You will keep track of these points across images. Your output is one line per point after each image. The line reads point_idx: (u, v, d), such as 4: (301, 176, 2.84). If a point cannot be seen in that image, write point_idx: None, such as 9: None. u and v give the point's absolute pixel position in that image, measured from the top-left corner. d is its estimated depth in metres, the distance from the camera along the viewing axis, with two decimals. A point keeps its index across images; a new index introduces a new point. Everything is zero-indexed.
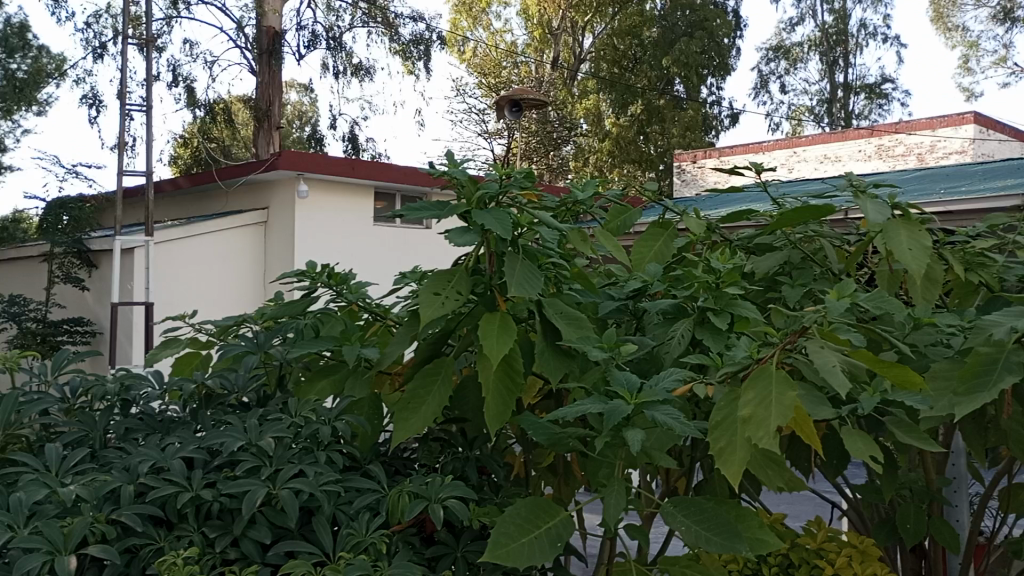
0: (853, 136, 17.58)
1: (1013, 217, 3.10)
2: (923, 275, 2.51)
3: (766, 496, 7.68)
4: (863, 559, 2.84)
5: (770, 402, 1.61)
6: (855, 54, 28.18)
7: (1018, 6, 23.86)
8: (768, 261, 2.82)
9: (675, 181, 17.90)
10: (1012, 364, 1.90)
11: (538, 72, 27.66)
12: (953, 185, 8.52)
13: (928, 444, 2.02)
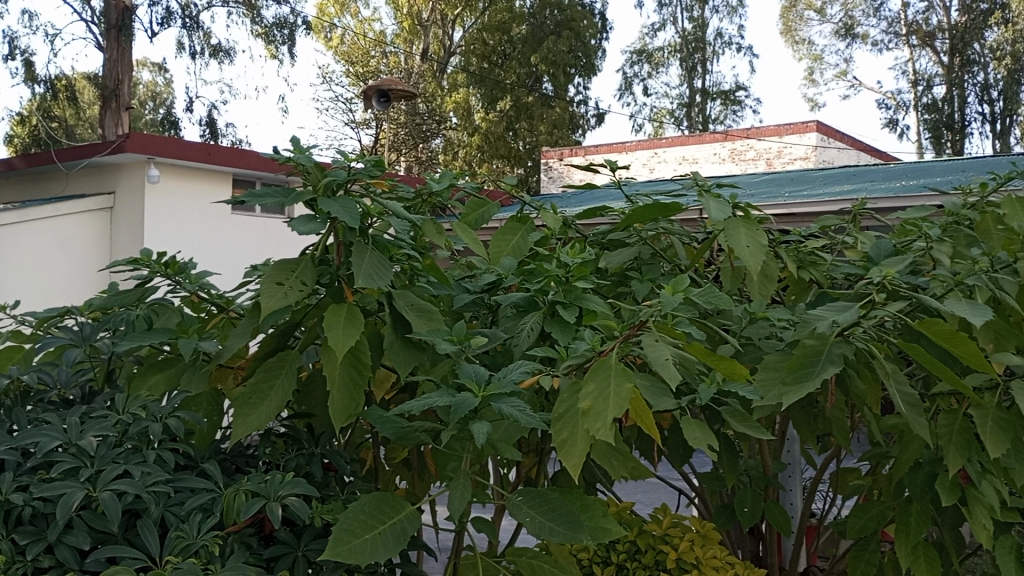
0: (709, 139, 18.37)
1: (843, 219, 3.33)
2: (760, 272, 2.65)
3: (620, 486, 7.90)
4: (705, 543, 2.97)
5: (607, 394, 1.65)
6: (712, 61, 29.47)
7: (857, 23, 25.66)
8: (620, 256, 2.90)
9: (542, 177, 18.16)
10: (833, 357, 2.04)
11: (407, 64, 27.47)
12: (797, 189, 9.00)
13: (759, 432, 2.12)
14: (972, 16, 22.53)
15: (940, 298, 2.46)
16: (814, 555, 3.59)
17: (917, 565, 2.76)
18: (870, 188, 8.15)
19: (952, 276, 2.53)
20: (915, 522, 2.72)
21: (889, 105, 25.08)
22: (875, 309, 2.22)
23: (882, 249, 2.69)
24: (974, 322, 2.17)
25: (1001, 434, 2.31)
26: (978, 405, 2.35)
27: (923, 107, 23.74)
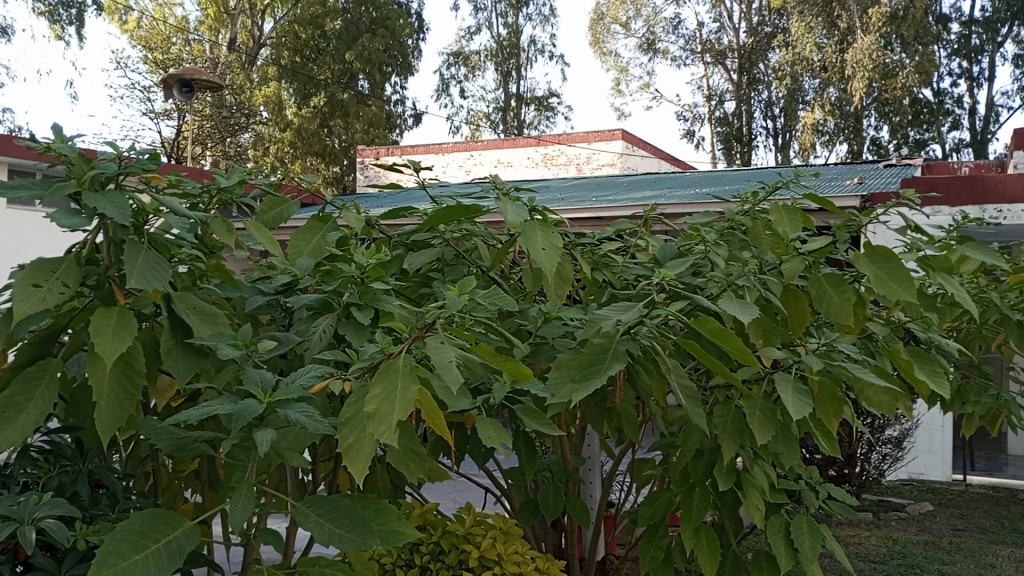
0: (523, 143, 18.93)
1: (636, 223, 3.52)
2: (556, 273, 2.74)
3: (426, 488, 7.91)
4: (506, 540, 3.01)
5: (394, 397, 1.63)
6: (526, 68, 30.20)
7: (658, 39, 27.27)
8: (421, 256, 2.90)
9: (359, 176, 17.91)
10: (618, 354, 2.15)
11: (213, 53, 26.29)
12: (603, 195, 9.44)
13: (551, 427, 2.18)
14: (758, 38, 24.63)
15: (716, 297, 2.66)
16: (611, 543, 3.77)
17: (699, 548, 2.95)
18: (667, 195, 8.65)
19: (726, 277, 2.75)
20: (697, 506, 2.92)
21: (687, 117, 26.79)
22: (657, 310, 2.36)
23: (669, 252, 2.89)
24: (742, 319, 2.36)
25: (768, 422, 2.53)
26: (747, 396, 2.56)
27: (716, 120, 25.58)
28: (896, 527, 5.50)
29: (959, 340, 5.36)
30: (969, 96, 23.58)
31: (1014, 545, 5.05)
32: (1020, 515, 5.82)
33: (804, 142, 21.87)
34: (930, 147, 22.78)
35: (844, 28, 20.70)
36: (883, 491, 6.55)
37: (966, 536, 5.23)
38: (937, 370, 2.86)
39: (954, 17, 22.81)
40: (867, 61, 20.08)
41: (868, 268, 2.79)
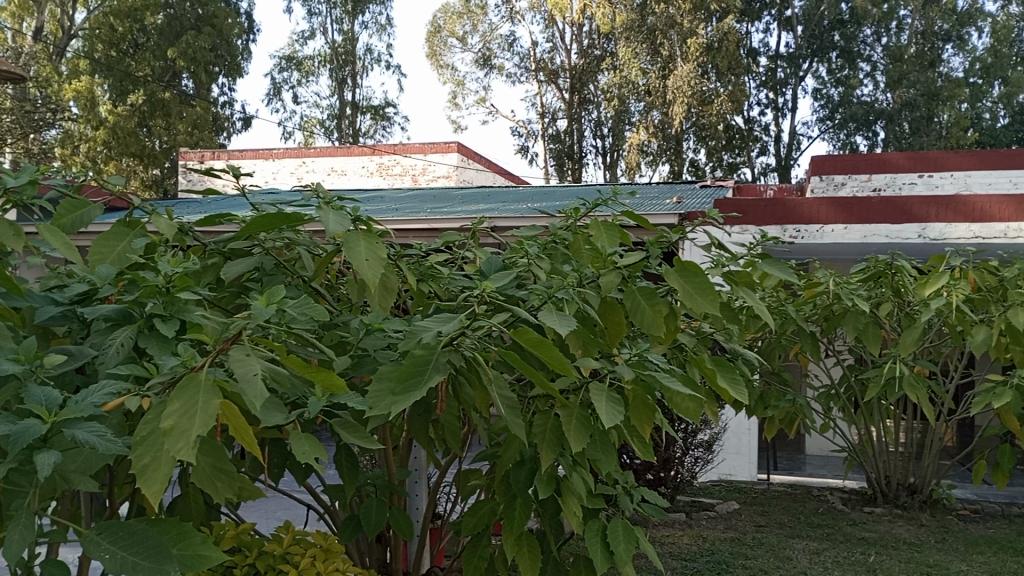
0: (357, 152, 18.63)
1: (464, 235, 3.56)
2: (380, 283, 2.70)
3: (245, 507, 7.58)
4: (326, 557, 2.93)
5: (193, 411, 1.55)
6: (362, 76, 29.74)
7: (493, 55, 27.64)
8: (239, 264, 2.78)
9: (181, 180, 17.03)
10: (439, 365, 2.15)
11: (16, 42, 24.16)
12: (436, 206, 9.48)
13: (369, 441, 2.14)
14: (588, 59, 25.55)
15: (536, 309, 2.74)
16: (436, 554, 3.76)
17: (520, 555, 3.00)
18: (499, 208, 8.81)
19: (546, 290, 2.84)
20: (519, 514, 2.96)
21: (521, 133, 27.38)
22: (480, 322, 2.39)
23: (493, 265, 2.96)
24: (561, 331, 2.44)
25: (582, 429, 2.62)
26: (565, 405, 2.64)
27: (549, 137, 26.38)
28: (706, 526, 5.84)
29: (763, 350, 5.80)
30: (775, 125, 25.55)
31: (807, 538, 5.51)
32: (813, 510, 6.35)
33: (630, 161, 22.94)
34: (741, 170, 24.67)
35: (666, 56, 21.85)
36: (695, 492, 6.95)
37: (766, 532, 5.65)
38: (737, 379, 3.06)
39: (763, 52, 24.70)
40: (686, 88, 21.28)
41: (677, 282, 2.95)
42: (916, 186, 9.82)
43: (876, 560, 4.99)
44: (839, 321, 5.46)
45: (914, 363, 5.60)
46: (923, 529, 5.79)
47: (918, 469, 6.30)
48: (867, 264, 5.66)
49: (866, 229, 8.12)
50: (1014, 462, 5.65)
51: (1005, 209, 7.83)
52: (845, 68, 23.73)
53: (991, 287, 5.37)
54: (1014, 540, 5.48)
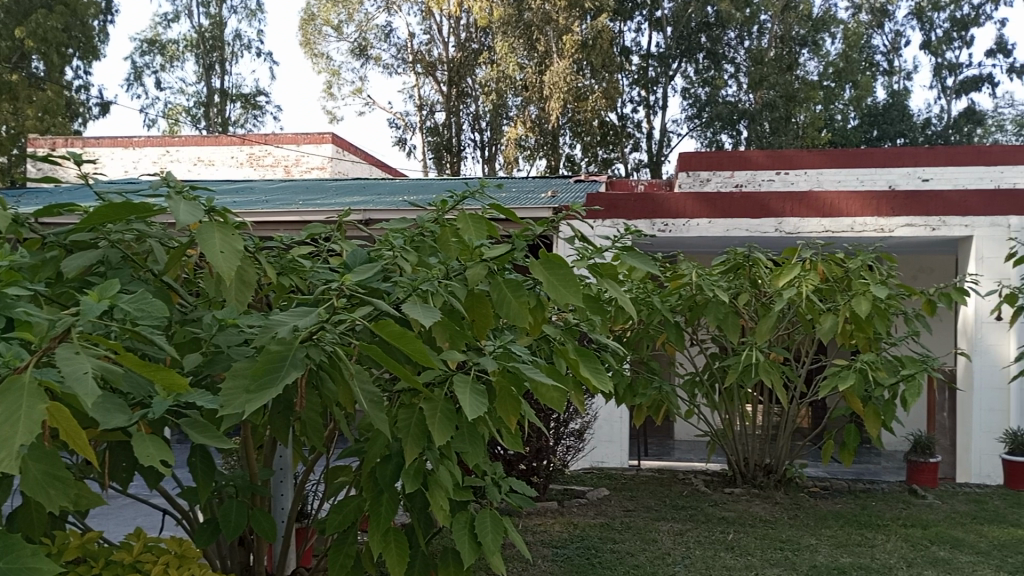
0: (226, 142, 17.97)
1: (330, 227, 3.48)
2: (237, 277, 2.60)
3: (97, 515, 7.20)
4: (181, 563, 2.81)
5: (17, 417, 1.44)
6: (231, 62, 28.62)
7: (370, 45, 27.16)
8: (81, 259, 2.61)
9: (31, 168, 15.94)
10: (296, 360, 2.10)
11: None
12: (310, 197, 9.26)
13: (223, 441, 2.07)
14: (465, 53, 25.54)
15: (402, 302, 2.71)
16: (303, 553, 3.69)
17: (388, 551, 2.97)
18: (373, 201, 8.70)
19: (411, 283, 2.82)
20: (384, 510, 2.93)
21: (399, 125, 27.07)
22: (340, 316, 2.34)
23: (357, 257, 2.91)
24: (425, 323, 2.42)
25: (447, 422, 2.60)
26: (429, 399, 2.63)
27: (427, 130, 26.33)
28: (577, 513, 5.97)
29: (631, 339, 5.99)
30: (647, 122, 26.35)
31: (672, 520, 5.73)
32: (679, 493, 6.61)
33: (508, 155, 23.16)
34: (615, 166, 25.32)
35: (542, 51, 22.06)
36: (568, 480, 7.10)
37: (634, 516, 5.84)
38: (599, 368, 3.11)
39: (635, 51, 25.47)
40: (562, 84, 21.53)
41: (541, 274, 2.97)
42: (774, 183, 10.39)
43: (735, 538, 5.25)
44: (702, 311, 5.70)
45: (770, 351, 5.91)
46: (777, 507, 6.14)
47: (773, 450, 6.65)
48: (727, 256, 5.89)
49: (728, 222, 8.49)
50: (857, 441, 6.06)
51: (852, 204, 8.31)
52: (711, 69, 24.73)
53: (837, 278, 5.73)
54: (858, 514, 5.89)
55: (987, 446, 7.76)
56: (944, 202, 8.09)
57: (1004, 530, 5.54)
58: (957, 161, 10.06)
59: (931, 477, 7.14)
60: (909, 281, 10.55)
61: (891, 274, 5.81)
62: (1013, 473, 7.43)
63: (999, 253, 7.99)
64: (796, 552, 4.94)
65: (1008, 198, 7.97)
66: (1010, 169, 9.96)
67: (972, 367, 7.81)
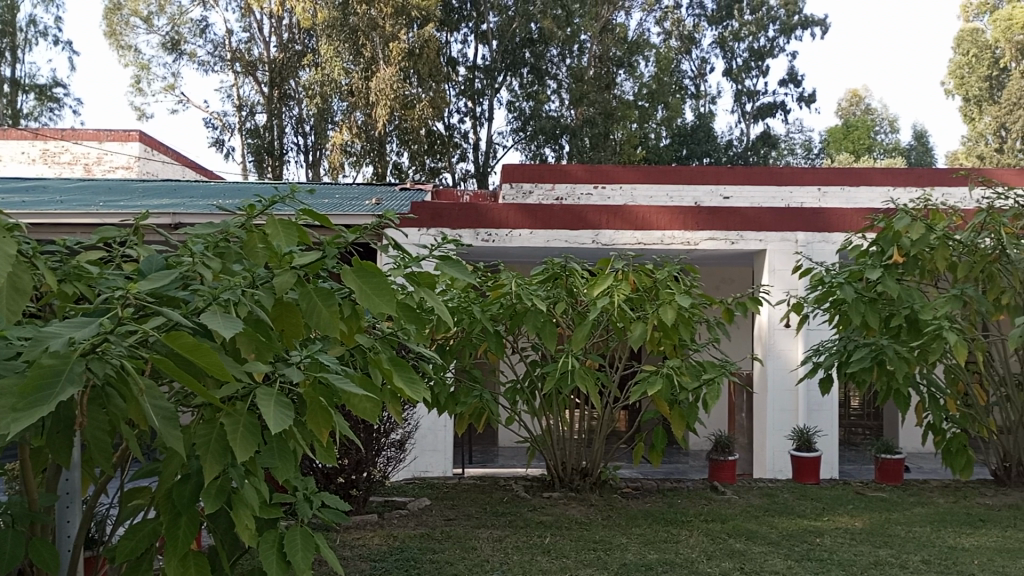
0: (15, 136, 16.60)
1: (124, 231, 3.22)
2: (6, 284, 2.31)
3: None
4: None
5: None
6: (24, 50, 26.16)
7: (183, 40, 25.68)
8: None
9: None
10: (73, 376, 1.91)
11: None
12: (112, 199, 8.60)
13: None
14: (287, 54, 24.72)
15: (201, 312, 2.55)
16: None
17: None
18: (184, 204, 8.20)
19: (211, 291, 2.66)
20: (183, 534, 2.70)
21: (215, 125, 25.81)
22: (127, 328, 2.15)
23: (152, 264, 2.73)
24: (225, 334, 2.28)
25: (250, 438, 2.47)
26: (230, 413, 2.48)
27: (247, 131, 25.31)
28: (396, 524, 5.89)
29: (452, 347, 6.04)
30: (474, 133, 26.64)
31: (491, 527, 5.79)
32: (499, 499, 6.70)
33: (333, 160, 22.83)
34: (441, 175, 25.45)
35: (368, 57, 21.71)
36: (388, 491, 7.01)
37: (455, 525, 5.85)
38: (414, 378, 3.06)
39: (461, 62, 25.91)
40: (388, 91, 21.27)
41: (353, 283, 2.86)
42: (591, 196, 10.83)
43: (551, 541, 5.38)
44: (521, 320, 5.81)
45: (584, 358, 6.14)
46: (591, 509, 6.36)
47: (589, 454, 6.87)
48: (545, 266, 6.13)
49: (549, 233, 8.74)
50: (665, 443, 6.40)
51: (662, 218, 8.78)
52: (534, 84, 25.46)
53: (647, 288, 6.03)
54: (664, 512, 6.21)
55: (779, 443, 8.42)
56: (741, 218, 8.73)
57: (790, 521, 6.04)
58: (752, 180, 10.91)
59: (729, 473, 7.66)
60: (712, 291, 11.33)
61: (695, 284, 6.19)
62: (800, 467, 8.10)
63: (788, 265, 8.74)
64: (607, 551, 5.14)
65: (796, 216, 8.74)
66: (798, 190, 10.94)
67: (766, 370, 8.47)
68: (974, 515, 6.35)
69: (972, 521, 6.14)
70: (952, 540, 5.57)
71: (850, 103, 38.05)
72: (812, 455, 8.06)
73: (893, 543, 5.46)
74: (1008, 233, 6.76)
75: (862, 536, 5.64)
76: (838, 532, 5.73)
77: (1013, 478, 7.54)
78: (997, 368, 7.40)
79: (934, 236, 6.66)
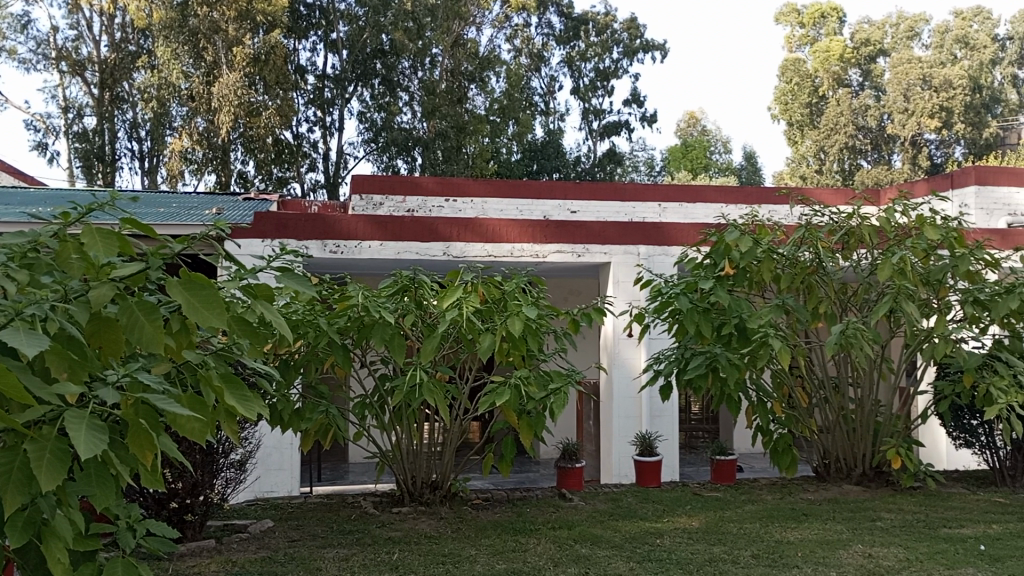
0: None
1: None
2: None
3: None
4: None
5: None
6: None
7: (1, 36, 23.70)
8: None
9: None
10: None
11: None
12: None
13: None
14: (120, 55, 23.21)
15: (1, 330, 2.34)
16: None
17: None
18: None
19: (13, 307, 2.46)
20: None
21: (38, 127, 23.94)
22: None
23: None
24: (28, 353, 2.09)
25: (58, 465, 2.27)
26: (35, 438, 2.27)
27: (74, 135, 23.62)
28: (235, 549, 5.62)
29: (297, 362, 5.86)
30: (323, 142, 26.05)
31: (338, 546, 5.64)
32: (346, 517, 6.54)
33: (171, 168, 21.84)
34: (290, 185, 24.74)
35: (210, 61, 20.71)
36: (227, 515, 6.68)
37: (299, 547, 5.65)
38: (248, 396, 2.88)
39: (309, 70, 25.56)
40: (231, 97, 20.30)
41: (180, 295, 2.67)
42: (443, 209, 10.86)
43: (399, 557, 5.31)
44: (368, 333, 5.70)
45: (434, 370, 6.12)
46: (441, 522, 6.32)
47: (439, 466, 6.84)
48: (393, 278, 6.07)
49: (399, 245, 8.65)
50: (514, 452, 6.47)
51: (512, 231, 8.91)
52: (386, 95, 25.31)
53: (495, 299, 6.10)
54: (513, 521, 6.27)
55: (623, 449, 8.72)
56: (587, 231, 9.00)
57: (633, 524, 6.25)
58: (599, 196, 11.30)
59: (576, 480, 7.83)
60: (560, 303, 11.60)
61: (541, 296, 6.33)
62: (642, 471, 8.41)
63: (630, 277, 9.09)
64: (456, 564, 5.11)
65: (638, 230, 9.11)
66: (641, 206, 11.41)
67: (611, 379, 8.76)
68: (798, 509, 6.82)
69: (795, 515, 6.58)
70: (778, 534, 5.95)
71: (688, 124, 40.25)
72: (653, 459, 8.39)
73: (727, 540, 5.76)
74: (824, 247, 7.35)
75: (698, 535, 5.92)
76: (677, 533, 5.98)
77: (831, 474, 8.14)
78: (816, 372, 7.99)
79: (761, 249, 7.11)
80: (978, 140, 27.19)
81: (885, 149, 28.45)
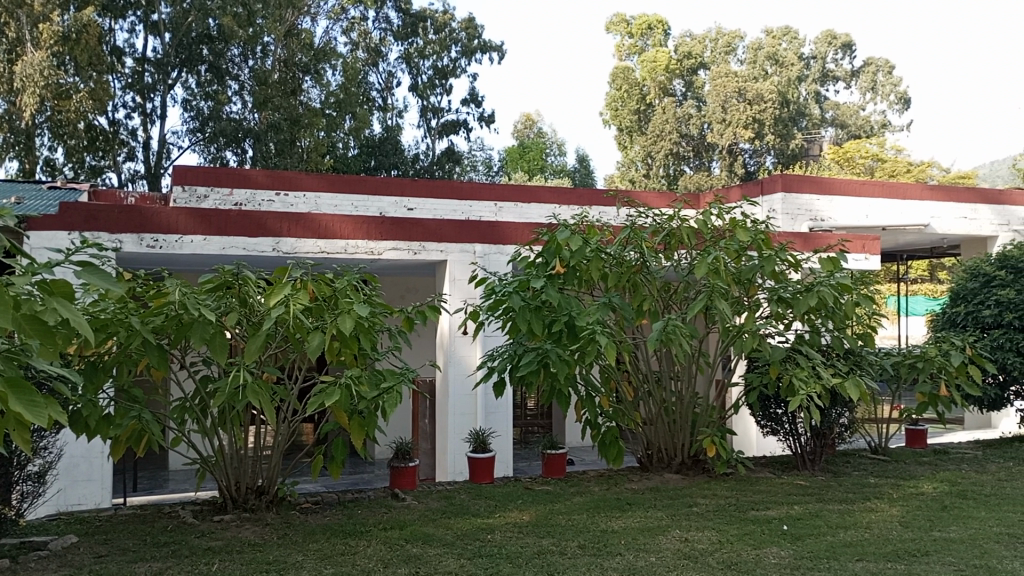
0: None
1: None
2: None
3: None
4: None
5: None
6: None
7: None
8: None
9: None
10: None
11: None
12: None
13: None
14: None
15: None
16: None
17: None
18: None
19: None
20: None
21: None
22: None
23: None
24: None
25: None
26: None
27: None
28: (33, 568, 5.14)
29: (106, 363, 5.44)
30: (143, 130, 24.34)
31: (151, 559, 5.29)
32: (161, 528, 6.16)
33: None
34: (105, 175, 23.25)
35: (12, 38, 18.88)
36: (24, 532, 6.10)
37: (107, 562, 5.25)
38: (36, 400, 2.63)
39: (127, 52, 24.05)
40: (37, 77, 18.20)
41: None
42: (273, 203, 10.47)
43: (219, 568, 5.06)
44: (186, 331, 5.39)
45: (259, 371, 5.88)
46: (266, 528, 6.09)
47: (266, 470, 6.59)
48: (215, 274, 5.77)
49: (224, 240, 8.26)
50: (344, 454, 6.34)
51: (345, 227, 8.72)
52: (214, 83, 24.18)
53: (326, 297, 5.95)
54: (344, 524, 6.12)
55: (458, 446, 8.75)
56: (422, 229, 8.96)
57: (464, 520, 6.28)
58: (435, 194, 11.29)
59: (409, 479, 7.78)
60: (396, 301, 11.51)
61: (374, 293, 6.23)
62: (476, 468, 8.48)
63: (465, 275, 9.15)
64: (281, 572, 4.93)
65: (473, 229, 9.17)
66: (477, 204, 11.49)
67: (446, 376, 8.77)
68: (622, 499, 7.10)
69: (620, 505, 6.84)
70: (604, 523, 6.17)
71: (524, 125, 41.12)
72: (486, 455, 8.48)
73: (556, 532, 5.91)
74: (647, 247, 7.73)
75: (528, 528, 6.03)
76: (507, 527, 6.07)
77: (654, 463, 8.55)
78: (641, 367, 8.37)
79: (590, 249, 7.38)
80: (786, 151, 29.54)
81: (705, 157, 30.24)
